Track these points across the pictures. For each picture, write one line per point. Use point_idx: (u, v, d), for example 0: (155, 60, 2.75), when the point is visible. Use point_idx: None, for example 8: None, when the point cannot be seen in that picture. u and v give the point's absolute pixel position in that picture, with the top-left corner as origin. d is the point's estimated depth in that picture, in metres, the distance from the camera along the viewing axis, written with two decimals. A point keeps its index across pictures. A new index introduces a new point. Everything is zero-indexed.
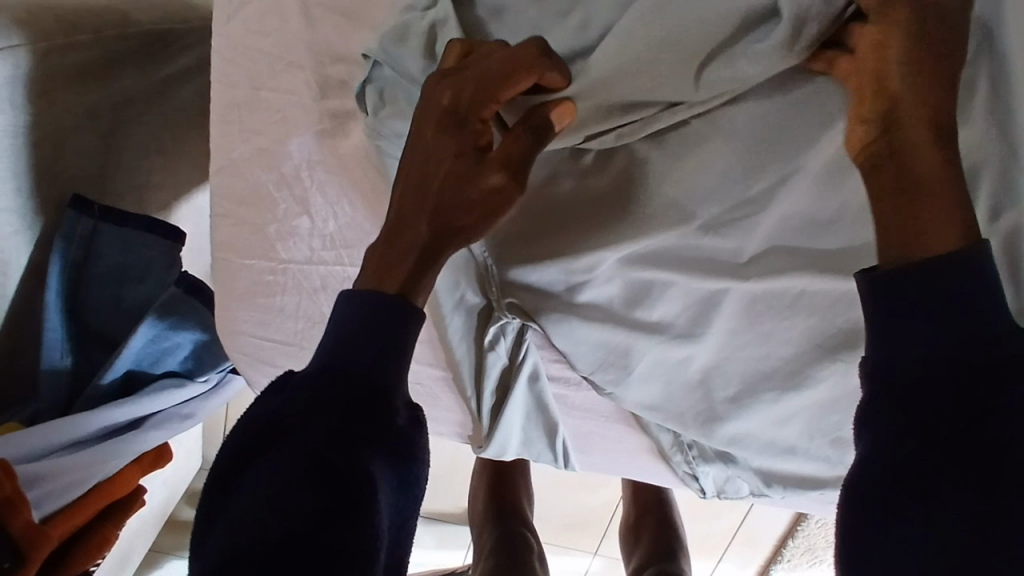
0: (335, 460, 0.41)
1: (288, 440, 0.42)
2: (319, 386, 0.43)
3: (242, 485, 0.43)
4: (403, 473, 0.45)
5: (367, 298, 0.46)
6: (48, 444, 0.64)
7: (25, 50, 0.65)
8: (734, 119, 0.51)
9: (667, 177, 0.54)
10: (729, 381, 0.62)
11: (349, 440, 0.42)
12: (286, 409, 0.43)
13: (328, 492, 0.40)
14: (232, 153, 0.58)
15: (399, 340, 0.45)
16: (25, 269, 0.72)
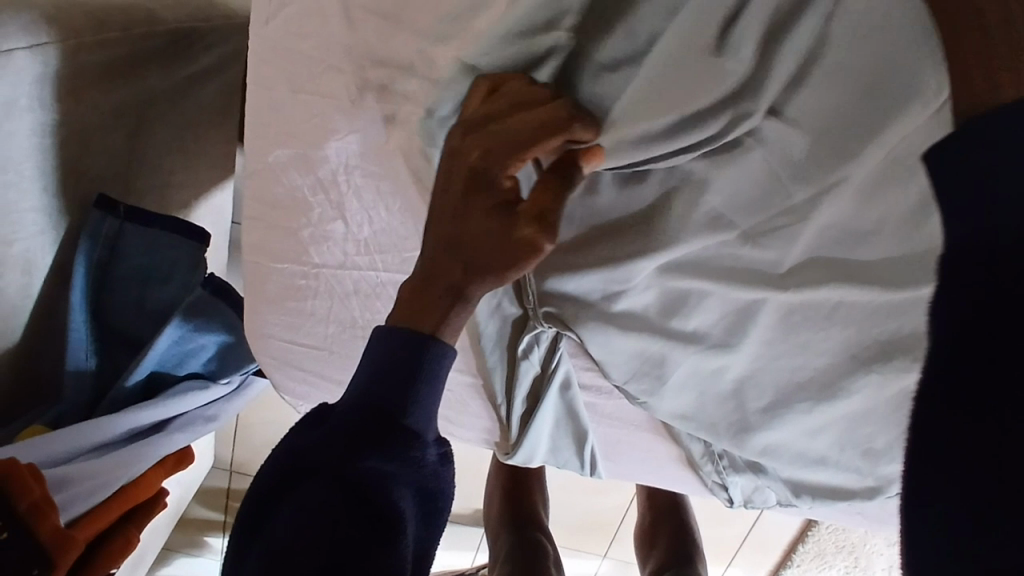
0: (365, 495, 0.43)
1: (322, 473, 0.44)
2: (352, 421, 0.45)
3: (277, 515, 0.44)
4: (429, 500, 0.47)
5: (397, 333, 0.47)
6: (73, 449, 0.63)
7: (54, 49, 0.64)
8: (784, 128, 0.50)
9: (710, 187, 0.53)
10: (764, 392, 0.62)
11: (379, 474, 0.44)
12: (321, 442, 0.45)
13: (357, 527, 0.42)
14: (267, 157, 0.58)
15: (429, 377, 0.47)
16: (50, 268, 0.72)
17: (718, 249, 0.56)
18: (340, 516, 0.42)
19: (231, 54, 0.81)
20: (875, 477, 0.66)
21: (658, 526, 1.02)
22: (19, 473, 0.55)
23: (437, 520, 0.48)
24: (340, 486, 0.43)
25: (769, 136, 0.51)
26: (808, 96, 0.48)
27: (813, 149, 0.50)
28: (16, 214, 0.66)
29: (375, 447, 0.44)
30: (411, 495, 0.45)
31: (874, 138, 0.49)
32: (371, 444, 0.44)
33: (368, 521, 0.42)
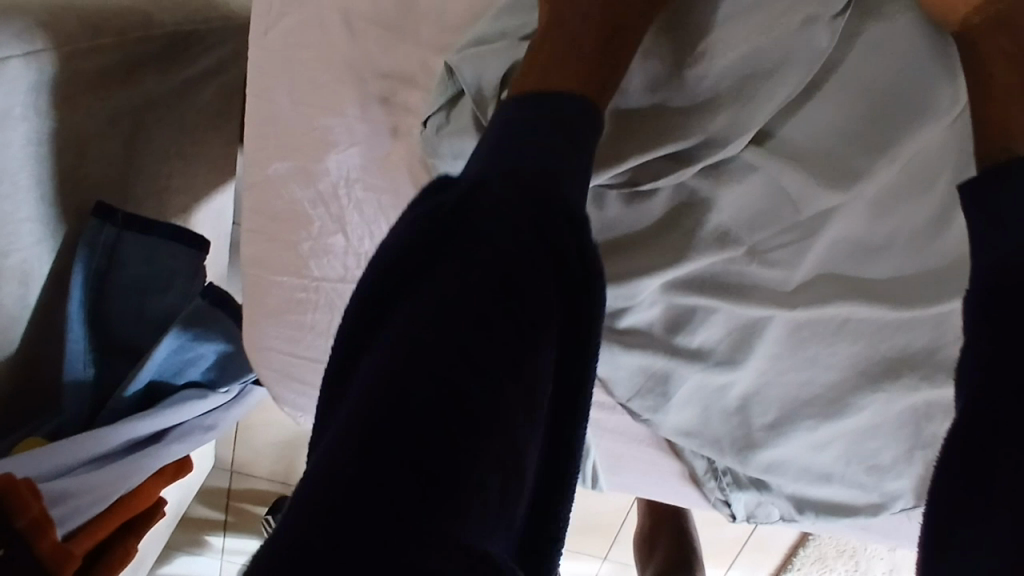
0: (493, 303, 0.34)
1: (437, 280, 0.35)
2: (478, 209, 0.36)
3: (383, 339, 0.34)
4: (579, 317, 0.38)
5: (534, 106, 0.39)
6: (73, 460, 0.63)
7: (48, 56, 0.63)
8: (793, 145, 0.50)
9: (720, 203, 0.53)
10: (768, 408, 0.61)
11: (515, 273, 0.35)
12: (438, 239, 0.36)
13: (483, 342, 0.33)
14: (268, 169, 0.56)
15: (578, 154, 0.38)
16: (48, 277, 0.71)
17: (724, 267, 0.55)
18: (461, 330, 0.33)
19: (230, 55, 0.80)
20: (881, 492, 0.65)
21: (659, 533, 1.01)
22: (16, 489, 0.54)
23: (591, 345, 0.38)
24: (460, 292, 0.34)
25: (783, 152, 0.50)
26: (819, 113, 0.49)
27: (822, 166, 0.49)
28: (11, 225, 0.65)
29: (509, 236, 0.35)
30: (553, 303, 0.36)
31: (881, 155, 0.48)
32: (504, 236, 0.35)
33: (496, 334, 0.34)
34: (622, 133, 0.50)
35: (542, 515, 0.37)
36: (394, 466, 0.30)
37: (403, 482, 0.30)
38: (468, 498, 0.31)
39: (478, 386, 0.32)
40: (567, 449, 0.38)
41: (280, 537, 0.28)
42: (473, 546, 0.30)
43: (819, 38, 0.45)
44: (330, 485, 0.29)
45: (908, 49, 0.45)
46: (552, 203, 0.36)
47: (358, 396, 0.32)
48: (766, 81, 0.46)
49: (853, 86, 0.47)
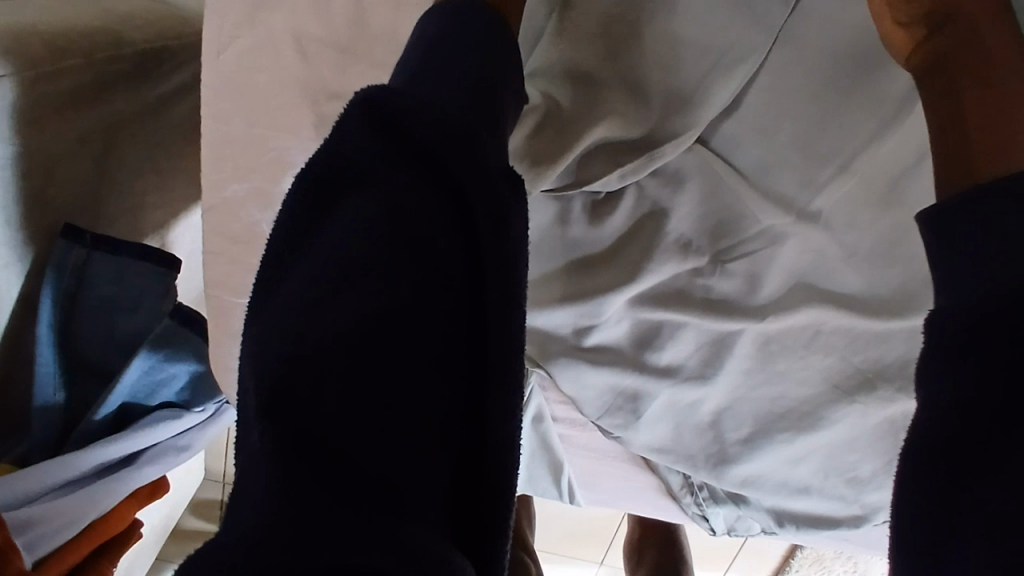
0: (392, 261, 0.31)
1: (348, 206, 0.33)
2: (357, 166, 0.34)
3: (295, 270, 0.32)
4: (492, 249, 0.33)
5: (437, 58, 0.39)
6: (41, 487, 0.62)
7: (11, 81, 0.62)
8: (745, 153, 0.53)
9: (680, 213, 0.53)
10: (741, 422, 0.60)
11: (412, 227, 0.32)
12: (320, 204, 0.33)
13: (382, 305, 0.30)
14: (226, 191, 0.55)
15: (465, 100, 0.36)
16: (17, 301, 0.71)
17: (689, 279, 0.55)
18: (354, 296, 0.30)
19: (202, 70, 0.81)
20: (861, 505, 0.63)
21: (646, 538, 0.99)
22: None
23: (504, 285, 0.33)
24: (352, 252, 0.31)
25: (734, 154, 0.53)
26: (763, 110, 0.51)
27: (780, 166, 0.52)
28: None
29: (401, 192, 0.33)
30: (454, 243, 0.33)
31: (834, 160, 0.50)
32: (392, 189, 0.33)
33: (397, 291, 0.31)
34: (552, 132, 0.50)
35: (489, 488, 0.31)
36: (293, 457, 0.27)
37: (313, 486, 0.27)
38: (392, 482, 0.28)
39: (381, 358, 0.30)
40: (506, 396, 0.32)
41: (206, 553, 0.27)
42: (408, 538, 0.27)
43: (757, 36, 0.49)
44: (251, 517, 0.27)
45: (848, 47, 0.48)
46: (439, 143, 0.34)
47: (251, 395, 0.29)
48: (711, 80, 0.50)
49: (800, 77, 0.49)
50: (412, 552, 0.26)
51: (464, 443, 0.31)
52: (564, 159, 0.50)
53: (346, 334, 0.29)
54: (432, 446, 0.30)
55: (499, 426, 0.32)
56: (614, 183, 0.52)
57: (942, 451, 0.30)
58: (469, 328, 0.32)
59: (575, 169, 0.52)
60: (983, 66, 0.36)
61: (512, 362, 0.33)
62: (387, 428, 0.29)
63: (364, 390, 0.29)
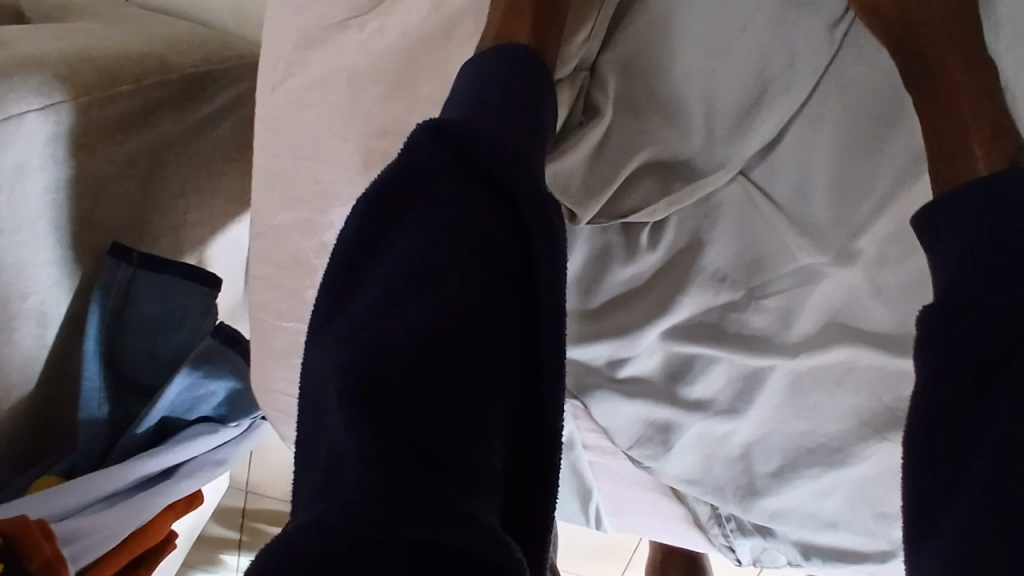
0: (458, 273, 0.34)
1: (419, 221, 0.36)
2: (424, 186, 0.37)
3: (369, 279, 0.35)
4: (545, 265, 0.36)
5: (483, 88, 0.41)
6: (86, 499, 0.64)
7: (66, 107, 0.64)
8: (778, 183, 0.53)
9: (715, 247, 0.54)
10: (771, 455, 0.60)
11: (479, 242, 0.35)
12: (388, 224, 0.36)
13: (453, 310, 0.33)
14: (275, 220, 0.58)
15: (522, 131, 0.40)
16: (66, 317, 0.73)
17: (723, 315, 0.56)
18: (431, 302, 0.33)
19: (248, 90, 0.83)
20: (889, 541, 0.63)
21: (668, 565, 0.99)
22: (28, 532, 0.55)
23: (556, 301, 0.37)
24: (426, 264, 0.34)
25: (771, 184, 0.54)
26: (802, 148, 0.52)
27: (819, 202, 0.52)
28: (29, 270, 0.67)
29: (467, 210, 0.36)
30: (512, 259, 0.36)
31: (872, 199, 0.51)
32: (457, 208, 0.36)
33: (467, 305, 0.34)
34: (594, 165, 0.54)
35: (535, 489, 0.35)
36: (387, 443, 0.29)
37: (404, 462, 0.29)
38: (467, 470, 0.30)
39: (458, 360, 0.32)
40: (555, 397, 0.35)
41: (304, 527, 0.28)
42: (480, 521, 0.29)
43: (802, 77, 0.50)
44: (346, 495, 0.28)
45: (884, 84, 0.49)
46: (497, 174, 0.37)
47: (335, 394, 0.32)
48: (751, 113, 0.51)
49: (843, 110, 0.50)
50: (487, 532, 0.29)
51: (515, 442, 0.34)
52: (605, 193, 0.53)
53: (424, 336, 0.32)
54: (494, 447, 0.32)
55: (546, 430, 0.35)
56: (659, 212, 0.54)
57: (946, 430, 0.35)
58: (522, 341, 0.35)
59: (614, 199, 0.54)
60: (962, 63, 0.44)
61: (557, 374, 0.36)
62: (461, 423, 0.31)
63: (443, 392, 0.31)
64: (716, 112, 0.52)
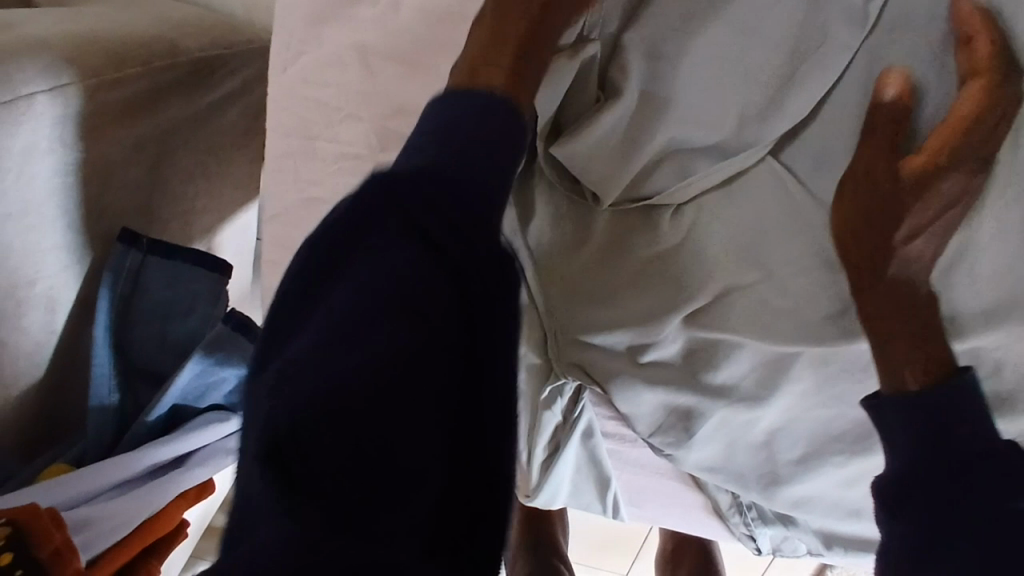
0: (387, 320, 0.32)
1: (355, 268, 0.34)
2: (364, 225, 0.35)
3: (306, 322, 0.34)
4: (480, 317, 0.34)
5: (453, 113, 0.39)
6: (98, 486, 0.63)
7: (74, 89, 0.63)
8: (798, 162, 0.54)
9: (731, 233, 0.54)
10: (796, 442, 0.59)
11: (411, 291, 0.33)
12: (350, 234, 0.35)
13: (405, 335, 0.32)
14: (287, 202, 0.57)
15: (478, 166, 0.37)
16: (76, 303, 0.72)
17: (752, 299, 0.54)
18: (355, 358, 0.31)
19: (255, 76, 0.82)
20: None
21: (677, 563, 0.98)
22: (38, 518, 0.55)
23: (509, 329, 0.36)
24: (357, 316, 0.32)
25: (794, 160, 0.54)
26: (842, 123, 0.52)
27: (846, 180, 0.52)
28: (37, 255, 0.65)
29: (402, 257, 0.34)
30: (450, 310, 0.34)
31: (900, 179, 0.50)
32: (394, 246, 0.34)
33: (395, 362, 0.32)
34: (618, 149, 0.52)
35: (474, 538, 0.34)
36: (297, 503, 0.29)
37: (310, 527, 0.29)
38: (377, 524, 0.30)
39: (378, 419, 0.31)
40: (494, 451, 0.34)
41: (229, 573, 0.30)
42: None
43: (837, 53, 0.49)
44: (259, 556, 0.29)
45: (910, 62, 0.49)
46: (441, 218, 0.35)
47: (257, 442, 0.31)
48: (785, 91, 0.50)
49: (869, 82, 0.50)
50: None
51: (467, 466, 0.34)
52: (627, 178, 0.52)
53: (344, 395, 0.31)
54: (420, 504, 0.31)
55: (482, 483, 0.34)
56: (680, 193, 0.53)
57: None
58: (473, 368, 0.34)
59: (637, 178, 0.54)
60: (887, 243, 0.50)
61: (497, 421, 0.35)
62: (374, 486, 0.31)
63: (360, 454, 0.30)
64: (743, 87, 0.51)
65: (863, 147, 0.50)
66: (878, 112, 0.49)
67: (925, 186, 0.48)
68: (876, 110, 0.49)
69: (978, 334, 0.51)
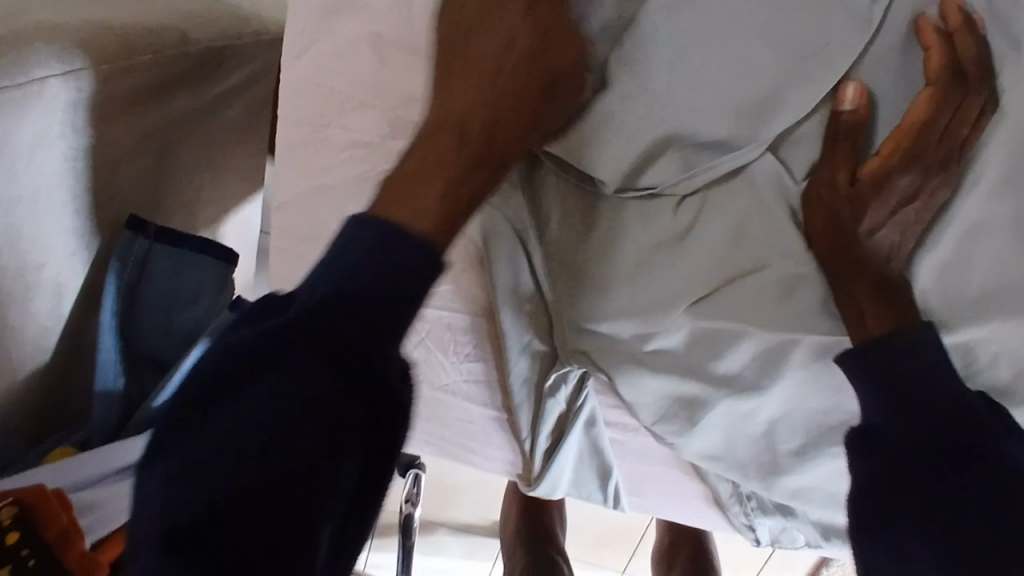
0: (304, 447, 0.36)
1: (262, 391, 0.36)
2: (282, 349, 0.37)
3: (206, 435, 0.35)
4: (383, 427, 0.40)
5: (387, 236, 0.41)
6: (103, 470, 0.63)
7: (87, 74, 0.63)
8: (792, 154, 0.55)
9: (730, 225, 0.55)
10: (794, 432, 0.59)
11: (328, 416, 0.37)
12: (265, 354, 0.36)
13: (312, 438, 0.36)
14: (296, 190, 0.57)
15: (405, 291, 0.40)
16: (82, 289, 0.72)
17: (756, 288, 0.55)
18: (270, 480, 0.35)
19: (261, 69, 0.83)
20: None
21: (672, 563, 0.98)
22: (43, 500, 0.54)
23: (402, 414, 0.42)
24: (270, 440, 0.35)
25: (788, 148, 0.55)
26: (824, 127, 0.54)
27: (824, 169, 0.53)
28: (46, 240, 0.66)
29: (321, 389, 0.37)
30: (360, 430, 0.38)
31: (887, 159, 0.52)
32: (311, 379, 0.36)
33: (307, 481, 0.36)
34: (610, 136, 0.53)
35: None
36: None
37: None
38: None
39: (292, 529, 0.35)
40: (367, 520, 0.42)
41: None
42: None
43: (838, 56, 0.51)
44: None
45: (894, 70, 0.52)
46: (362, 347, 0.38)
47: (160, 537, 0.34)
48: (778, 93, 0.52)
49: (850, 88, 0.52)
50: None
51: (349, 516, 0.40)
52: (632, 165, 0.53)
53: (260, 506, 0.34)
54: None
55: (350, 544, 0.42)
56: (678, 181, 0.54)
57: None
58: (370, 468, 0.40)
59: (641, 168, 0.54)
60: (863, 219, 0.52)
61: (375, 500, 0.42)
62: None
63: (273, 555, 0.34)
64: (748, 81, 0.52)
65: (851, 133, 0.52)
66: (859, 104, 0.52)
67: (881, 184, 0.52)
68: (856, 105, 0.52)
69: (964, 328, 0.53)
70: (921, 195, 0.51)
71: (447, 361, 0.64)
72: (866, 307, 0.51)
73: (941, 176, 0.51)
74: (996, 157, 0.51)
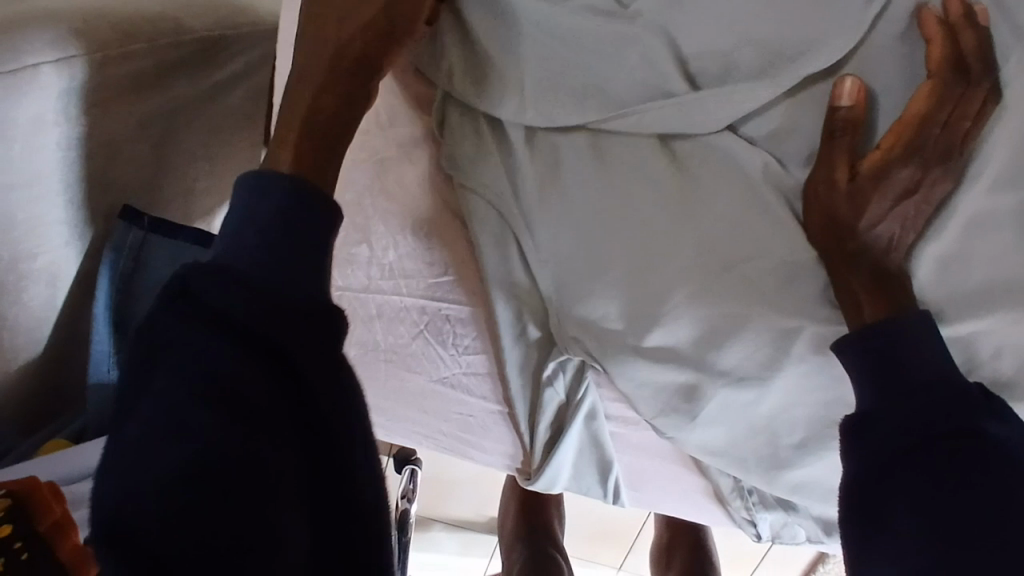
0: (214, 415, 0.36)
1: (169, 376, 0.37)
2: (178, 338, 0.38)
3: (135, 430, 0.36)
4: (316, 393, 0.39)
5: (260, 201, 0.43)
6: (96, 462, 0.63)
7: (81, 61, 0.62)
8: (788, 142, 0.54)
9: (723, 213, 0.54)
10: (794, 426, 0.58)
11: (237, 383, 0.37)
12: (163, 347, 0.38)
13: (220, 404, 0.36)
14: None
15: (284, 248, 0.42)
16: (76, 279, 0.72)
17: (757, 277, 0.54)
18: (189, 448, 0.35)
19: (256, 60, 0.82)
20: None
21: (669, 560, 0.97)
22: (37, 491, 0.54)
23: (341, 379, 0.41)
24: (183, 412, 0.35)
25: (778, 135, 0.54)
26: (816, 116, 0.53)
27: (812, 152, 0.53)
28: (40, 229, 0.65)
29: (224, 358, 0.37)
30: (281, 397, 0.38)
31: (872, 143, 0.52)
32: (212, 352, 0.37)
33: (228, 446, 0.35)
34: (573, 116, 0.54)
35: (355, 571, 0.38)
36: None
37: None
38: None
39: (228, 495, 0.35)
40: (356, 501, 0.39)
41: None
42: None
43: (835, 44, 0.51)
44: None
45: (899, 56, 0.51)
46: (263, 308, 0.39)
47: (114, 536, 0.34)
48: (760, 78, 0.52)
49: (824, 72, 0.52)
50: None
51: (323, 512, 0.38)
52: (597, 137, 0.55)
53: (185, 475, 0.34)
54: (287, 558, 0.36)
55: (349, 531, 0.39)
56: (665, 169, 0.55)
57: None
58: (319, 439, 0.39)
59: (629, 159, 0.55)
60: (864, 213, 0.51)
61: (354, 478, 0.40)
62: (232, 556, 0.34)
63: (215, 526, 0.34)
64: None
65: (849, 127, 0.51)
66: (855, 100, 0.50)
67: (882, 176, 0.50)
68: (852, 97, 0.50)
69: (966, 321, 0.53)
70: (922, 189, 0.51)
71: (446, 353, 0.63)
72: (863, 296, 0.51)
73: (941, 169, 0.50)
74: (1000, 149, 0.50)
